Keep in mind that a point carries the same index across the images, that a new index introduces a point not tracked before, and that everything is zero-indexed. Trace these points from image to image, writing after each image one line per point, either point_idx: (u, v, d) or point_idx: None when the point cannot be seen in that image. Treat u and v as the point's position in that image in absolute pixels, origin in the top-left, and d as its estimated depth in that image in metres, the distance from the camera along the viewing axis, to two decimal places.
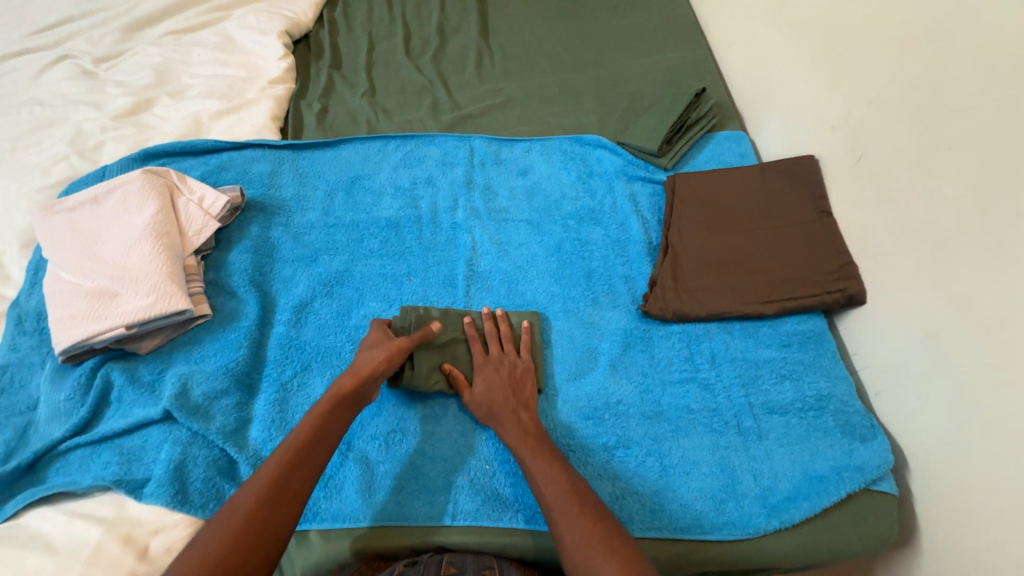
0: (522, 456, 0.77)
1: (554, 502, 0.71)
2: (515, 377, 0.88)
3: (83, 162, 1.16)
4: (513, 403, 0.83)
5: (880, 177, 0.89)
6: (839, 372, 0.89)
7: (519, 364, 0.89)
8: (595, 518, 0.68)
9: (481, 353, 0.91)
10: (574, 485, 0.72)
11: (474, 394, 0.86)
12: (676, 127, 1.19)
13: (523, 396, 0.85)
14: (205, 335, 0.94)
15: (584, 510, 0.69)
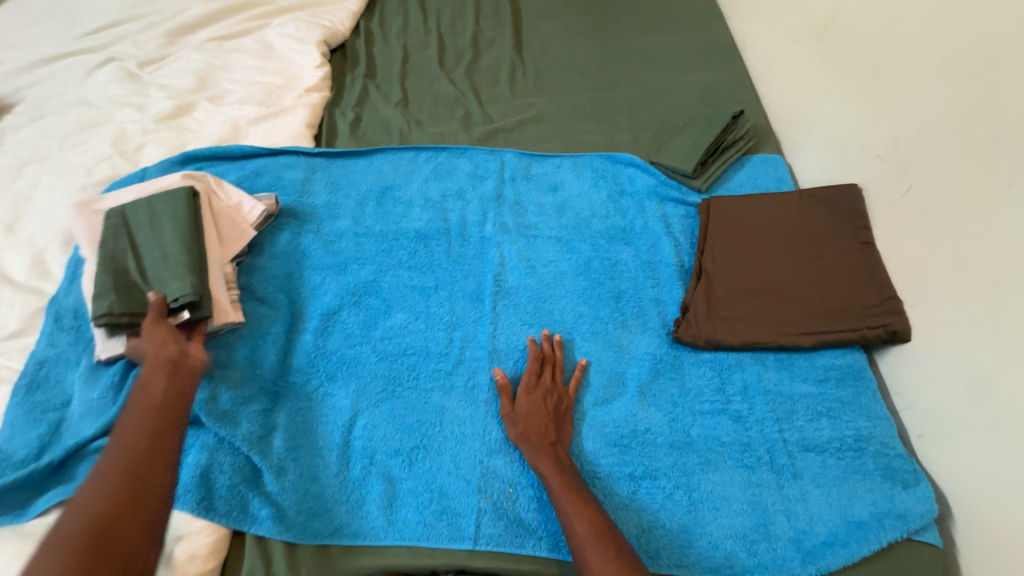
0: (554, 489, 0.76)
1: (587, 541, 0.70)
2: (560, 412, 0.86)
3: (125, 163, 1.19)
4: (552, 436, 0.83)
5: (929, 211, 0.86)
6: (880, 412, 0.86)
7: (566, 401, 0.88)
8: (627, 567, 0.68)
9: (533, 375, 0.89)
10: (609, 531, 0.72)
11: (517, 412, 0.85)
12: (711, 150, 1.17)
13: (563, 431, 0.85)
14: (235, 341, 0.94)
15: (619, 558, 0.69)
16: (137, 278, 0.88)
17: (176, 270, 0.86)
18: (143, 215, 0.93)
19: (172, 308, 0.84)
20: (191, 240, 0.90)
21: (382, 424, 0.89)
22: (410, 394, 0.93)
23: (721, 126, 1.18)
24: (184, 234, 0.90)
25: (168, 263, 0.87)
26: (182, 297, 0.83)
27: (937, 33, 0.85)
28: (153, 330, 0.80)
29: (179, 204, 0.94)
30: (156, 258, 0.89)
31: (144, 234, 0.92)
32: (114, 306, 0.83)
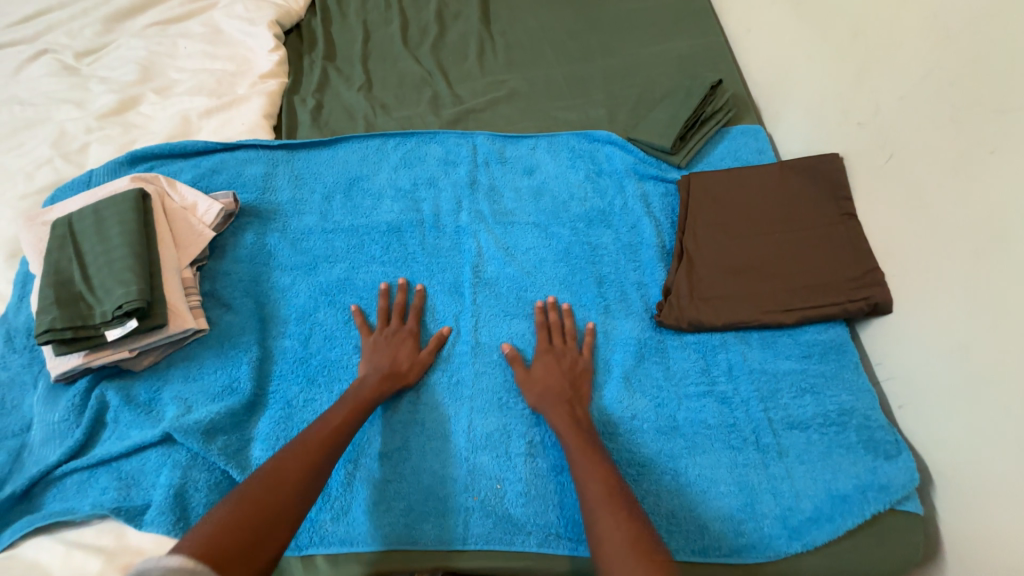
0: (570, 448, 0.76)
1: (596, 499, 0.69)
2: (575, 374, 0.89)
3: (68, 166, 1.11)
4: (568, 395, 0.85)
5: (910, 179, 0.84)
6: (862, 385, 0.86)
7: (580, 362, 0.90)
8: (636, 529, 0.65)
9: (546, 342, 0.93)
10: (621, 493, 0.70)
11: (532, 377, 0.88)
12: (689, 123, 1.13)
13: (579, 392, 0.87)
14: (204, 352, 0.90)
15: (630, 518, 0.67)
16: (82, 288, 0.82)
17: (121, 275, 0.81)
18: (89, 222, 0.87)
19: (118, 316, 0.78)
20: (139, 244, 0.85)
21: (367, 426, 0.87)
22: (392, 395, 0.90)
23: (699, 97, 1.14)
24: (130, 239, 0.85)
25: (114, 270, 0.82)
26: (128, 304, 0.78)
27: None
28: (400, 339, 0.93)
29: (127, 208, 0.88)
30: (101, 265, 0.83)
31: (89, 241, 0.86)
32: (57, 320, 0.77)
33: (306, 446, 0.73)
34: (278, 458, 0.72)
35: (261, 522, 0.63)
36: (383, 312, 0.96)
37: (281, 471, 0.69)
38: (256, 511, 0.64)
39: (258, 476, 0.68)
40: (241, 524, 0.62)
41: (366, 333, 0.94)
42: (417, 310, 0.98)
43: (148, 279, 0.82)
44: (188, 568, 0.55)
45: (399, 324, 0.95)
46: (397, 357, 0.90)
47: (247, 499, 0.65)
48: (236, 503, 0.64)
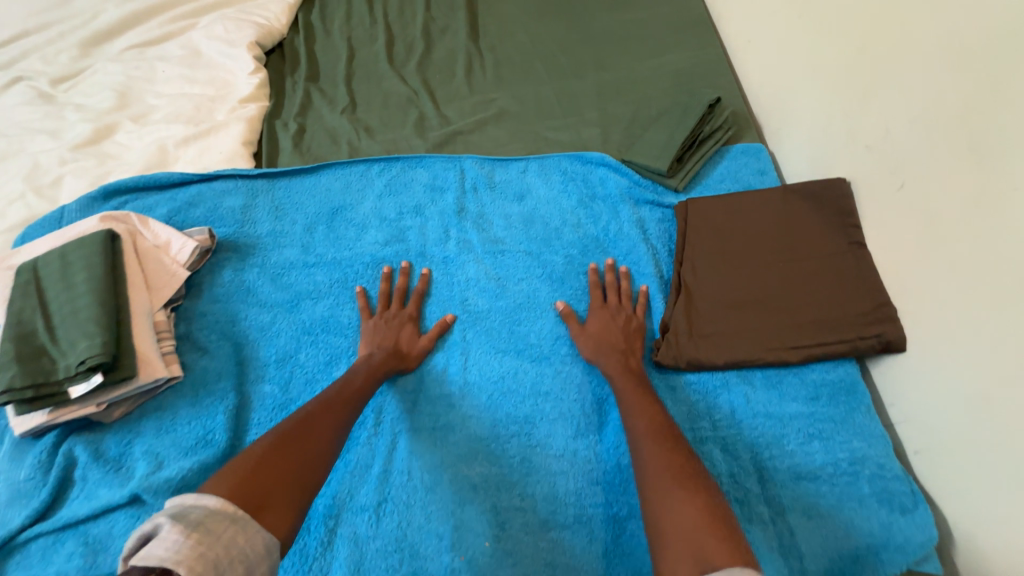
0: (623, 394, 0.80)
1: (643, 434, 0.71)
2: (630, 331, 0.90)
3: (41, 201, 1.07)
4: (622, 349, 0.87)
5: (925, 210, 0.78)
6: (875, 431, 0.80)
7: (635, 321, 0.91)
8: (680, 460, 0.66)
9: (599, 301, 0.93)
10: (667, 434, 0.70)
11: (587, 330, 0.90)
12: (687, 144, 1.08)
13: (635, 347, 0.88)
14: (177, 401, 0.86)
15: (674, 451, 0.67)
16: (45, 340, 0.77)
17: (86, 326, 0.77)
18: (54, 267, 0.83)
19: (81, 371, 0.74)
20: (105, 291, 0.80)
21: (348, 477, 0.83)
22: (375, 442, 0.86)
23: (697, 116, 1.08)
24: (96, 285, 0.81)
25: (79, 319, 0.78)
26: (90, 359, 0.74)
27: (934, 8, 0.75)
28: (400, 323, 0.94)
29: (95, 250, 0.84)
30: (64, 314, 0.79)
31: (54, 288, 0.82)
32: (16, 378, 0.73)
33: (329, 404, 0.76)
34: (302, 414, 0.73)
35: (292, 468, 0.64)
36: (384, 297, 0.97)
37: (304, 423, 0.71)
38: (288, 460, 0.64)
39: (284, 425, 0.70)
40: (275, 469, 0.63)
41: (366, 316, 0.95)
42: (420, 295, 0.98)
43: (115, 328, 0.78)
44: (227, 513, 0.54)
45: (398, 308, 0.96)
46: (398, 339, 0.92)
47: (277, 449, 0.66)
48: (272, 447, 0.65)
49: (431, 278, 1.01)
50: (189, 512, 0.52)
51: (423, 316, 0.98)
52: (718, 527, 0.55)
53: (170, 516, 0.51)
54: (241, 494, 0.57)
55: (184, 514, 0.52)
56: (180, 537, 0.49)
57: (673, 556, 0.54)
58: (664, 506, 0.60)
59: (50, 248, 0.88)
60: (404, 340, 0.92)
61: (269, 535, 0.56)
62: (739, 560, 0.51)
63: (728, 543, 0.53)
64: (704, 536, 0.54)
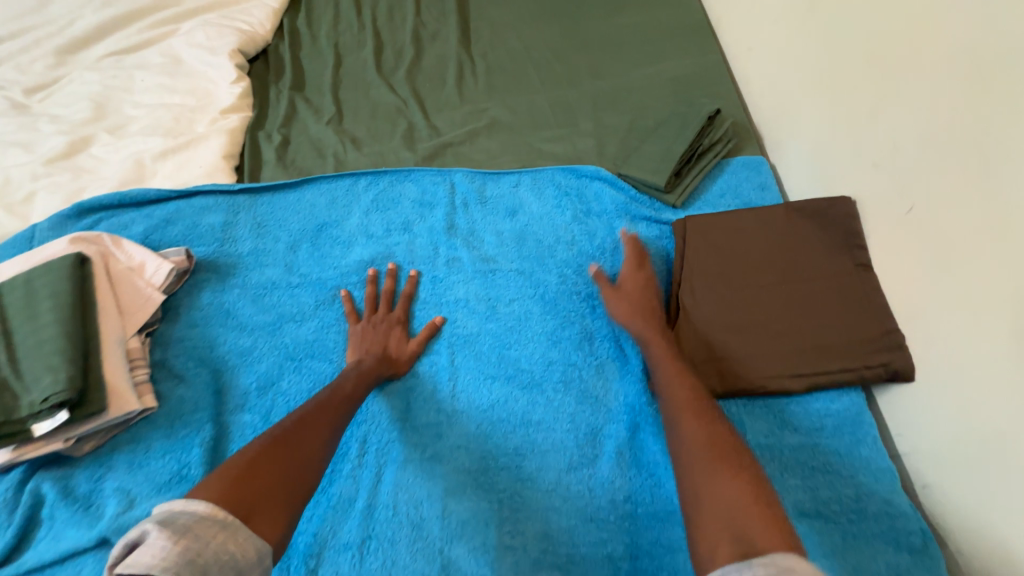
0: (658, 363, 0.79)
1: (680, 403, 0.70)
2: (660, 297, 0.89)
3: (12, 219, 1.02)
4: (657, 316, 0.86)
5: (934, 234, 0.74)
6: (882, 464, 0.77)
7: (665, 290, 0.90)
8: (719, 431, 0.64)
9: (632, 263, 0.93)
10: (699, 406, 0.68)
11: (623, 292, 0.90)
12: (687, 157, 1.04)
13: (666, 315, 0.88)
14: (152, 432, 0.82)
15: (714, 421, 0.66)
16: (7, 374, 0.73)
17: (51, 359, 0.73)
18: (19, 294, 0.79)
19: (45, 409, 0.70)
20: (72, 320, 0.76)
21: (331, 513, 0.80)
22: (359, 475, 0.83)
23: (697, 128, 1.05)
24: (62, 313, 0.76)
25: (42, 351, 0.74)
26: (54, 396, 0.70)
27: (948, 20, 0.71)
28: (388, 325, 0.93)
29: (62, 274, 0.80)
30: (29, 345, 0.75)
31: (18, 317, 0.77)
32: None
33: (326, 404, 0.75)
34: (297, 415, 0.71)
35: (284, 471, 0.63)
36: (371, 300, 0.96)
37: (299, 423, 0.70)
38: (279, 460, 0.63)
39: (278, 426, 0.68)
40: (266, 467, 0.62)
41: (354, 320, 0.93)
42: (407, 297, 0.96)
43: (82, 360, 0.74)
44: (217, 520, 0.53)
45: (386, 312, 0.94)
46: (387, 344, 0.90)
47: (270, 451, 0.64)
48: (263, 448, 0.64)
49: (419, 281, 0.99)
50: (177, 517, 0.52)
51: (412, 317, 0.96)
52: (758, 502, 0.54)
53: (158, 522, 0.51)
54: (231, 496, 0.57)
55: (172, 520, 0.51)
56: (168, 544, 0.48)
57: (711, 535, 0.53)
58: (699, 484, 0.58)
59: (17, 272, 0.84)
60: (393, 343, 0.91)
61: (259, 543, 0.55)
62: (779, 537, 0.50)
63: (769, 521, 0.52)
64: (746, 515, 0.53)
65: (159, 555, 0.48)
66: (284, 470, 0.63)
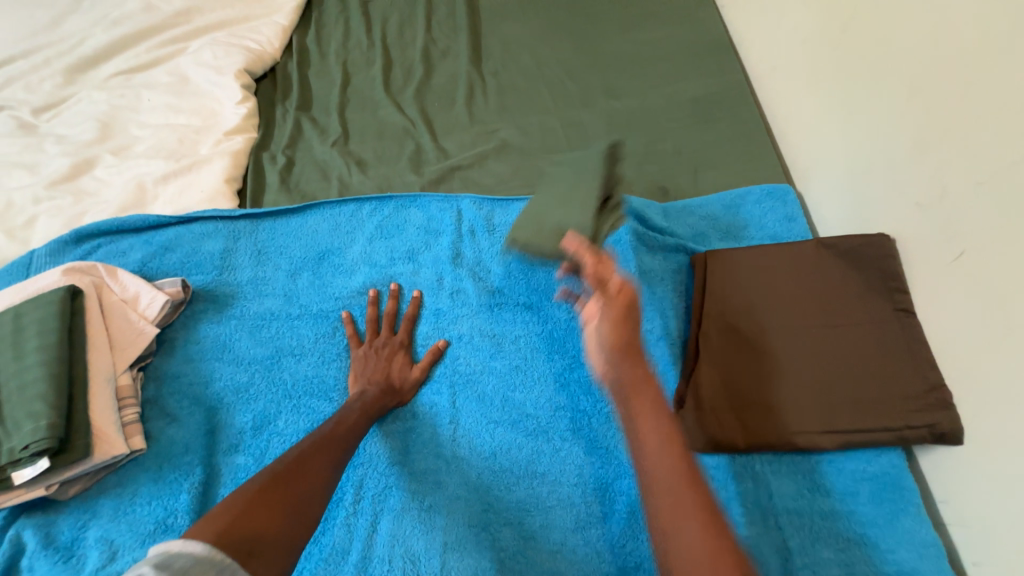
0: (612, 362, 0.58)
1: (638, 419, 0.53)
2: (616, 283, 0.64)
3: (12, 244, 1.01)
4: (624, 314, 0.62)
5: (987, 285, 0.67)
6: (928, 539, 0.69)
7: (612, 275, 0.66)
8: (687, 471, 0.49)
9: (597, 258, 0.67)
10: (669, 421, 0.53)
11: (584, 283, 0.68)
12: (602, 200, 0.90)
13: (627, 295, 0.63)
14: (141, 475, 0.78)
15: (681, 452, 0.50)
16: None
17: (33, 405, 0.70)
18: (7, 330, 0.77)
19: (27, 456, 0.68)
20: (58, 361, 0.74)
21: (322, 566, 0.74)
22: (354, 524, 0.77)
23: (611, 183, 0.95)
24: (48, 354, 0.74)
25: (25, 395, 0.71)
26: (35, 444, 0.68)
27: (1011, 53, 0.63)
28: (389, 352, 0.88)
29: (50, 310, 0.77)
30: (12, 388, 0.72)
31: (5, 355, 0.75)
32: None
33: (330, 437, 0.70)
34: (301, 449, 0.66)
35: (286, 507, 0.57)
36: (373, 323, 0.92)
37: (305, 453, 0.65)
38: (281, 502, 0.57)
39: (281, 460, 0.63)
40: (270, 504, 0.56)
41: (356, 344, 0.90)
42: (410, 319, 0.93)
43: (65, 405, 0.71)
44: (213, 562, 0.48)
45: (389, 335, 0.90)
46: (390, 370, 0.86)
47: (273, 486, 0.58)
48: (267, 482, 0.58)
49: (422, 301, 0.96)
50: (173, 561, 0.46)
51: (414, 342, 0.92)
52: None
53: (152, 564, 0.45)
54: (230, 538, 0.51)
55: (168, 563, 0.46)
56: None
57: None
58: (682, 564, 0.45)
59: (8, 304, 0.82)
60: (395, 370, 0.87)
61: None
62: None
63: None
64: None
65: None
66: (285, 512, 0.57)
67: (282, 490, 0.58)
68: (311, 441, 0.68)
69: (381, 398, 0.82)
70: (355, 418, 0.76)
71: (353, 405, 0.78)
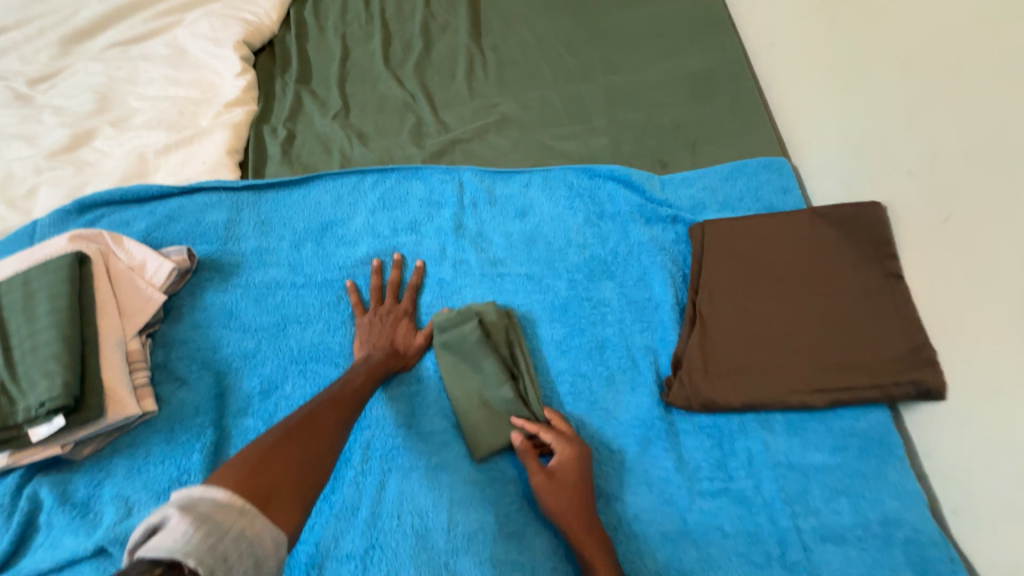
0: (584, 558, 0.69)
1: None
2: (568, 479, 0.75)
3: (15, 214, 1.01)
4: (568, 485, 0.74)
5: (974, 247, 0.69)
6: (910, 488, 0.74)
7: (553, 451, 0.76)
8: None
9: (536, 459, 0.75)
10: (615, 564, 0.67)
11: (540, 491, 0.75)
12: (505, 366, 0.85)
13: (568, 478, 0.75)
14: (153, 436, 0.80)
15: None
16: (5, 376, 0.73)
17: (47, 364, 0.72)
18: (17, 295, 0.78)
19: (43, 414, 0.70)
20: (70, 324, 0.75)
21: (333, 521, 0.77)
22: (362, 482, 0.80)
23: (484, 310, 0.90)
24: (59, 318, 0.75)
25: (38, 357, 0.73)
26: (51, 401, 0.69)
27: (1002, 21, 0.65)
28: (393, 320, 0.90)
29: (59, 275, 0.78)
30: (25, 350, 0.74)
31: (17, 319, 0.77)
32: None
33: (337, 398, 0.72)
34: (311, 408, 0.68)
35: (298, 459, 0.59)
36: (377, 292, 0.94)
37: (313, 413, 0.67)
38: (294, 455, 0.59)
39: (291, 419, 0.65)
40: (284, 456, 0.58)
41: (360, 312, 0.92)
42: (414, 289, 0.94)
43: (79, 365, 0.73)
44: (236, 507, 0.49)
45: (392, 304, 0.92)
46: (395, 335, 0.88)
47: (285, 440, 0.60)
48: (280, 438, 0.60)
49: (425, 271, 0.97)
50: (197, 503, 0.47)
51: (418, 310, 0.94)
52: None
53: (178, 506, 0.47)
54: (250, 484, 0.52)
55: (193, 505, 0.47)
56: (190, 529, 0.45)
57: None
58: None
59: (16, 270, 0.83)
60: (399, 336, 0.88)
61: (277, 532, 0.50)
62: None
63: None
64: None
65: (182, 540, 0.44)
66: (298, 465, 0.58)
67: (294, 443, 0.60)
68: (319, 403, 0.70)
69: (385, 363, 0.84)
70: (360, 380, 0.78)
71: (358, 368, 0.80)
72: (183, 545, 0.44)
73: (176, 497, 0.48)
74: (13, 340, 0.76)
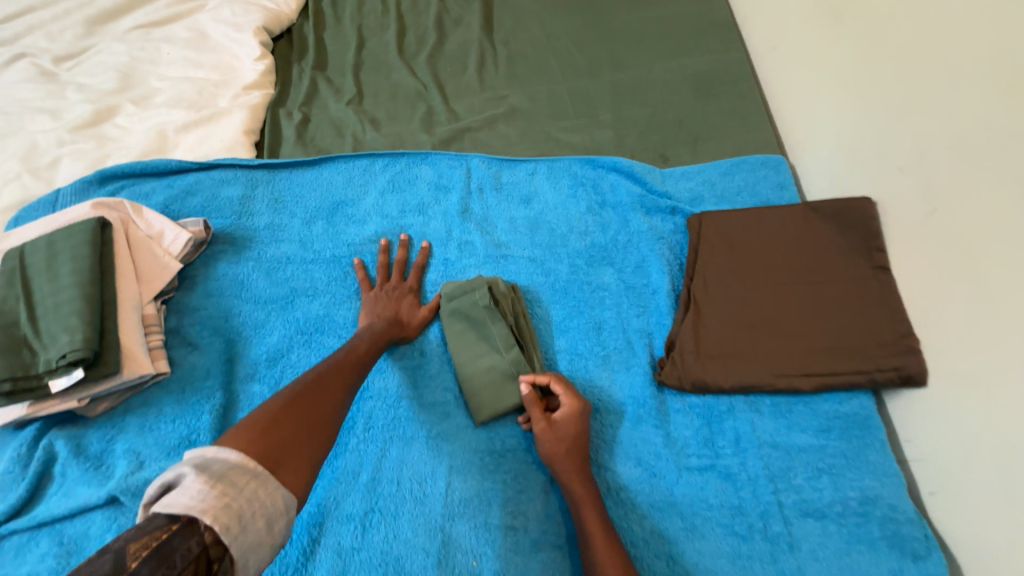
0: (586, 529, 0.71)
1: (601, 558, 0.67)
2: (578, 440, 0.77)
3: (38, 183, 1.05)
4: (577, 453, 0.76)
5: (957, 240, 0.73)
6: (889, 470, 0.77)
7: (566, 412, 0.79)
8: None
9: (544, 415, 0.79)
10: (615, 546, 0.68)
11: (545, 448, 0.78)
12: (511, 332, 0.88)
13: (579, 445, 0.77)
14: (165, 397, 0.84)
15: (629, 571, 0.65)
16: (28, 331, 0.76)
17: (69, 321, 0.75)
18: (41, 256, 0.82)
19: (63, 366, 0.73)
20: (91, 284, 0.79)
21: (335, 484, 0.80)
22: (364, 448, 0.82)
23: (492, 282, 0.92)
24: (81, 278, 0.79)
25: (61, 314, 0.76)
26: (71, 354, 0.72)
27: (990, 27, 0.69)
28: (400, 294, 0.93)
29: (82, 239, 0.82)
30: (48, 307, 0.77)
31: (40, 278, 0.80)
32: None
33: (342, 365, 0.75)
34: (317, 372, 0.71)
35: (305, 420, 0.61)
36: (383, 268, 0.97)
37: (319, 379, 0.69)
38: (301, 420, 0.61)
39: (298, 383, 0.67)
40: (291, 419, 0.60)
41: (367, 287, 0.95)
42: (419, 267, 0.98)
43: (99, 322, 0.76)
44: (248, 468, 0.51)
45: (398, 280, 0.95)
46: (399, 308, 0.91)
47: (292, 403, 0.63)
48: (287, 401, 0.62)
49: (430, 251, 1.01)
50: (211, 463, 0.49)
51: (423, 288, 0.97)
52: None
53: (193, 466, 0.49)
54: (258, 446, 0.54)
55: (207, 465, 0.49)
56: (205, 487, 0.46)
57: None
58: None
59: (40, 234, 0.86)
60: (404, 308, 0.91)
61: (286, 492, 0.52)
62: None
63: None
64: None
65: (197, 497, 0.46)
66: (305, 424, 0.61)
67: (300, 406, 0.62)
68: (324, 368, 0.73)
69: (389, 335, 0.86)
70: (364, 348, 0.81)
71: (363, 337, 0.83)
72: (198, 504, 0.46)
73: (190, 458, 0.50)
74: (35, 297, 0.79)
